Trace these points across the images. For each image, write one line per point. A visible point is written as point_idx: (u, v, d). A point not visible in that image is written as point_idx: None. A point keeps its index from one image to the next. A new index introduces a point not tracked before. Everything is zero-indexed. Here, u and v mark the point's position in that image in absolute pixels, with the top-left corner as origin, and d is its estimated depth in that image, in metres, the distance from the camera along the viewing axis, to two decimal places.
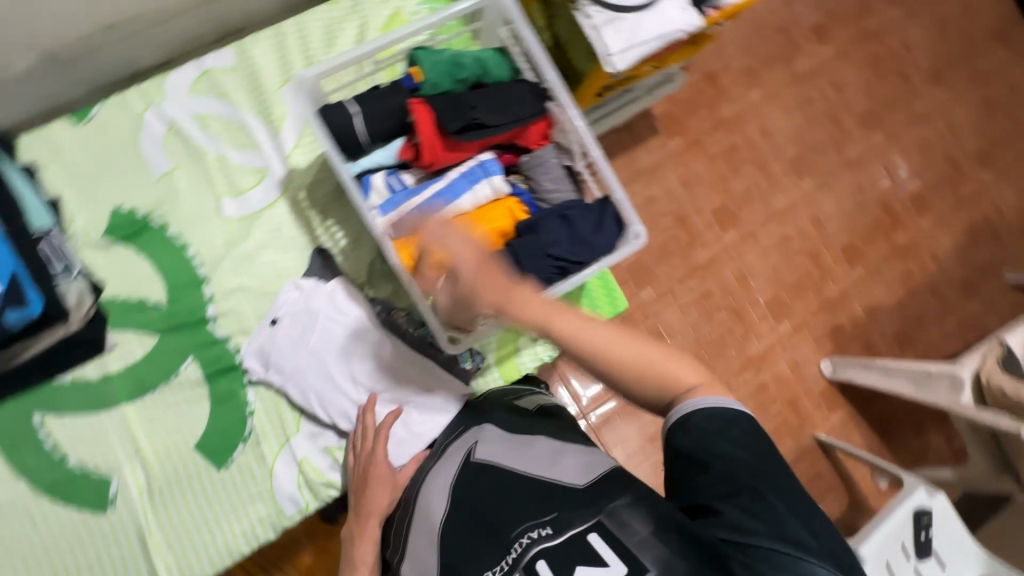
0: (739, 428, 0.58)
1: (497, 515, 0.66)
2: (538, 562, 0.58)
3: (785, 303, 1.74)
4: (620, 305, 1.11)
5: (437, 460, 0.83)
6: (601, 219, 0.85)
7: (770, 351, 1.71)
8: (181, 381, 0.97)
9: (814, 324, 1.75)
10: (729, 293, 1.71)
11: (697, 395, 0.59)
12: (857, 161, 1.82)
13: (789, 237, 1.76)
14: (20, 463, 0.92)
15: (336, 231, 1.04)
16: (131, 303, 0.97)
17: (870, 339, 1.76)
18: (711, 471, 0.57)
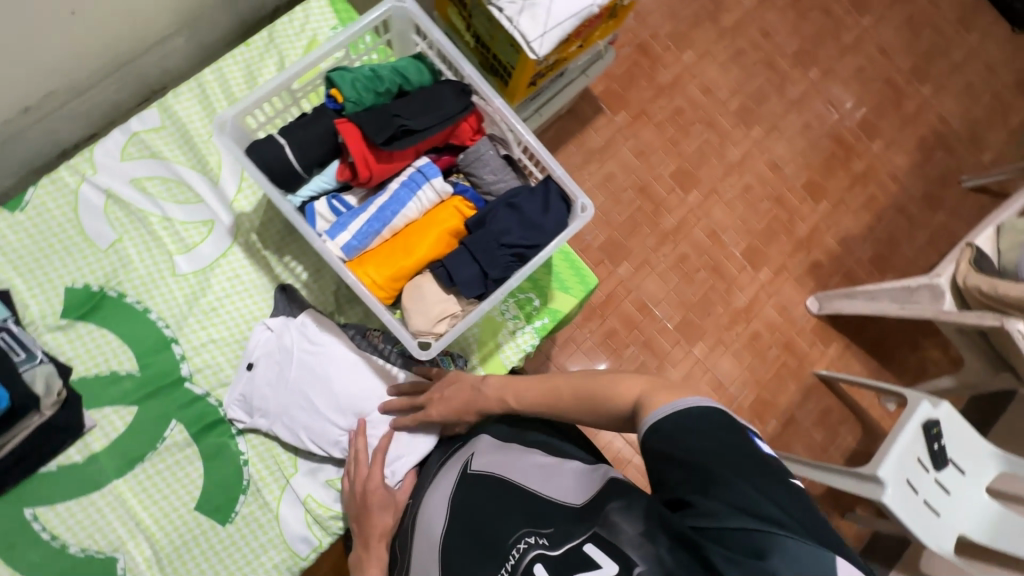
0: (705, 421, 0.56)
1: (494, 531, 0.67)
2: (535, 567, 0.60)
3: (759, 251, 1.75)
4: (591, 281, 1.11)
5: (433, 480, 0.83)
6: (547, 200, 0.86)
7: (755, 299, 1.72)
8: (169, 446, 0.96)
9: (792, 265, 1.77)
10: (703, 252, 1.72)
11: (647, 414, 0.60)
12: (799, 100, 1.86)
13: (749, 186, 1.79)
14: (19, 562, 0.89)
15: (296, 265, 1.04)
16: (103, 379, 0.95)
17: (848, 268, 1.79)
18: (680, 462, 0.55)
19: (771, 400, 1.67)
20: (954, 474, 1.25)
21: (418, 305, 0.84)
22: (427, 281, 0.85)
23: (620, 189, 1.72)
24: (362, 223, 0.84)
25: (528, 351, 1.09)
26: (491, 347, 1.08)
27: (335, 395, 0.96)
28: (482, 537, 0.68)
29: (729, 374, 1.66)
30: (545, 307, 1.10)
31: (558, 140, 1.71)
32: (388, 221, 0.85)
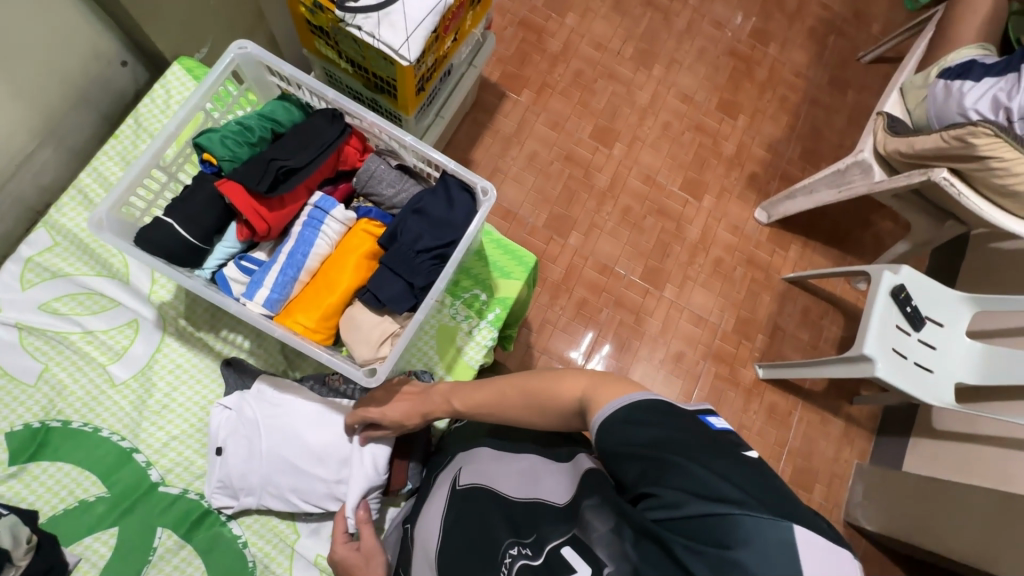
0: (649, 413, 0.57)
1: (484, 545, 0.68)
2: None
3: (696, 181, 1.78)
4: (526, 258, 1.10)
5: (418, 519, 0.81)
6: (450, 195, 0.86)
7: (706, 228, 1.75)
8: (162, 554, 0.92)
9: (731, 184, 1.80)
10: (644, 198, 1.75)
11: (595, 415, 0.60)
12: (687, 28, 1.89)
13: (667, 123, 1.82)
14: None
15: (235, 337, 1.03)
16: (72, 510, 0.91)
17: (783, 171, 1.82)
18: (632, 459, 0.55)
19: (751, 317, 1.69)
20: (933, 329, 1.28)
21: (357, 334, 0.83)
22: (359, 310, 0.84)
23: (546, 164, 1.72)
24: (276, 275, 0.83)
25: (490, 346, 1.09)
26: (452, 353, 1.08)
27: (308, 451, 0.94)
28: (474, 552, 0.69)
29: (704, 306, 1.68)
30: (493, 298, 1.10)
31: (474, 136, 1.71)
32: (301, 264, 0.84)
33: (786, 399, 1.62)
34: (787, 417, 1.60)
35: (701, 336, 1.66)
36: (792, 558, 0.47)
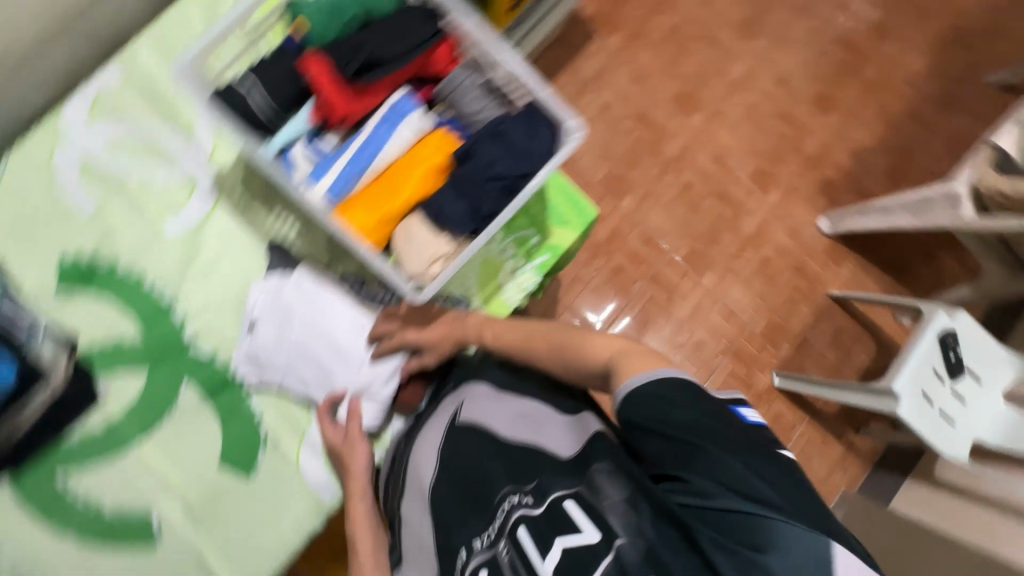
0: (688, 396, 0.55)
1: (482, 483, 0.67)
2: (519, 529, 0.59)
3: (767, 173, 1.68)
4: (589, 211, 1.07)
5: (413, 439, 0.80)
6: (534, 125, 0.81)
7: (764, 224, 1.66)
8: (183, 408, 0.98)
9: (802, 185, 1.69)
10: (709, 178, 1.66)
11: (625, 382, 0.57)
12: (804, 6, 1.74)
13: (755, 104, 1.69)
14: (59, 524, 0.93)
15: (286, 219, 1.02)
16: (108, 347, 0.97)
17: (862, 183, 1.70)
18: (661, 438, 0.54)
19: (783, 325, 1.64)
20: (969, 382, 1.24)
21: (410, 247, 0.81)
22: (416, 221, 0.81)
23: (617, 119, 1.63)
24: (343, 166, 0.81)
25: (530, 289, 1.07)
26: (492, 287, 1.06)
27: (333, 349, 0.95)
28: (470, 489, 0.68)
29: (739, 302, 1.63)
30: (544, 244, 1.07)
31: (550, 72, 1.62)
32: (369, 163, 0.82)
33: (795, 412, 1.60)
34: (789, 431, 1.58)
35: (728, 331, 1.62)
36: (817, 568, 0.47)
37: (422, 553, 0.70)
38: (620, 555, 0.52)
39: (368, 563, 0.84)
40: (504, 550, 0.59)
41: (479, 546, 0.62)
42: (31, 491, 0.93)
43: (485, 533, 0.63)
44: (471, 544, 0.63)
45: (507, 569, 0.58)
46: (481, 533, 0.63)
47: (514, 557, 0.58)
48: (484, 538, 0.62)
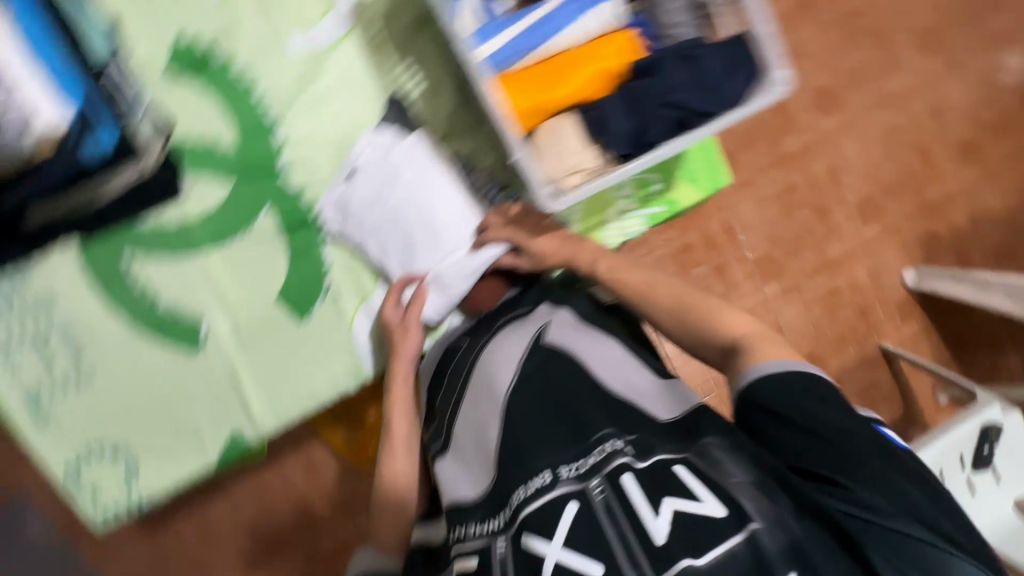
0: (833, 394, 0.52)
1: (572, 413, 0.60)
2: (624, 476, 0.52)
3: (878, 203, 1.51)
4: (722, 180, 1.01)
5: (489, 340, 0.74)
6: (736, 61, 0.70)
7: (851, 254, 1.52)
8: (258, 232, 0.95)
9: (908, 229, 1.53)
10: (816, 187, 1.50)
11: (756, 363, 0.54)
12: (995, 38, 1.52)
13: (898, 127, 1.50)
14: (114, 299, 0.94)
15: (413, 75, 0.94)
16: (202, 146, 0.92)
17: (967, 250, 1.54)
18: (805, 431, 0.50)
19: (820, 361, 1.52)
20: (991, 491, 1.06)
21: (554, 148, 0.74)
22: (568, 123, 0.74)
23: None
24: (512, 36, 0.73)
25: (631, 236, 1.01)
26: (597, 220, 0.99)
27: (424, 225, 0.90)
28: (555, 414, 0.61)
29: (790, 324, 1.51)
30: (664, 195, 1.01)
31: None
32: (541, 42, 0.73)
33: None
34: None
35: None
36: None
37: (478, 459, 0.64)
38: (753, 539, 0.46)
39: (401, 450, 0.79)
40: (599, 491, 0.52)
41: (564, 477, 0.54)
42: (96, 260, 0.92)
43: (575, 464, 0.55)
44: (556, 471, 0.55)
45: (601, 511, 0.51)
46: (569, 462, 0.55)
47: (614, 501, 0.50)
48: (573, 470, 0.54)
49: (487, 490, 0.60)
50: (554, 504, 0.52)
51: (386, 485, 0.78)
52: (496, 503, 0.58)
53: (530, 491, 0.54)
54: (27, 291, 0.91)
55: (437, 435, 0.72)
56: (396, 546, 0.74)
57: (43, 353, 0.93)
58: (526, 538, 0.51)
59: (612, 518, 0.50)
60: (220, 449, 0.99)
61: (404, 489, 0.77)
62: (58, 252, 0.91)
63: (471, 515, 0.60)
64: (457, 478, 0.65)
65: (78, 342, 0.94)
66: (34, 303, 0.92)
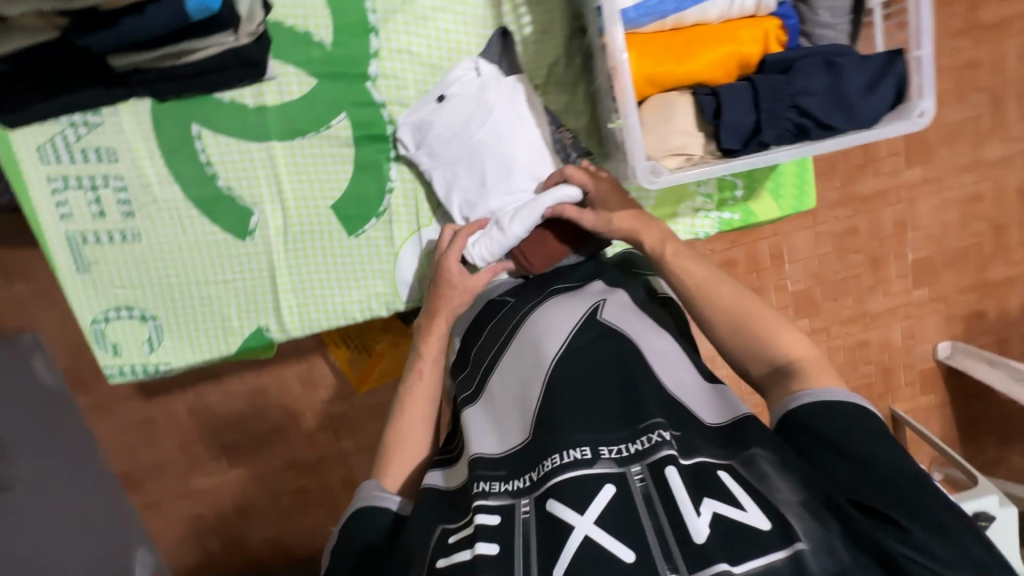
0: (882, 430, 0.54)
1: (619, 395, 0.59)
2: (668, 468, 0.50)
3: (934, 268, 1.45)
4: (806, 204, 0.96)
5: (542, 302, 0.73)
6: (879, 79, 0.66)
7: (890, 312, 1.47)
8: (330, 135, 0.92)
9: (956, 302, 1.48)
10: (877, 238, 1.42)
11: (804, 391, 0.57)
12: None
13: (979, 196, 1.40)
14: (175, 166, 0.92)
15: (523, 13, 0.88)
16: (297, 34, 0.89)
17: (1007, 336, 1.50)
18: (855, 461, 0.51)
19: None
20: None
21: (660, 125, 0.70)
22: (683, 102, 0.69)
23: None
24: None
25: (697, 237, 0.97)
26: (666, 211, 0.96)
27: (502, 168, 0.86)
28: (600, 392, 0.60)
29: None
30: (742, 203, 0.96)
31: None
32: (680, 7, 0.68)
33: None
34: None
35: None
36: None
37: (514, 415, 0.63)
38: (798, 558, 0.45)
39: (425, 392, 0.76)
40: (638, 478, 0.51)
41: (603, 455, 0.53)
42: (165, 123, 0.91)
43: (618, 446, 0.54)
44: (596, 448, 0.54)
45: (638, 497, 0.50)
46: (610, 442, 0.54)
47: (653, 490, 0.50)
48: (614, 451, 0.53)
49: (517, 448, 0.59)
50: (591, 480, 0.51)
51: (403, 422, 0.74)
52: (526, 463, 0.57)
53: (564, 460, 0.53)
54: (92, 137, 0.90)
55: (468, 382, 0.71)
56: (401, 489, 0.70)
57: (95, 203, 0.93)
58: (551, 506, 0.51)
59: (649, 508, 0.49)
60: (243, 339, 1.00)
61: (420, 431, 0.73)
62: (129, 106, 0.90)
63: (495, 470, 0.58)
64: (479, 430, 0.64)
65: (131, 201, 0.93)
66: (96, 151, 0.91)
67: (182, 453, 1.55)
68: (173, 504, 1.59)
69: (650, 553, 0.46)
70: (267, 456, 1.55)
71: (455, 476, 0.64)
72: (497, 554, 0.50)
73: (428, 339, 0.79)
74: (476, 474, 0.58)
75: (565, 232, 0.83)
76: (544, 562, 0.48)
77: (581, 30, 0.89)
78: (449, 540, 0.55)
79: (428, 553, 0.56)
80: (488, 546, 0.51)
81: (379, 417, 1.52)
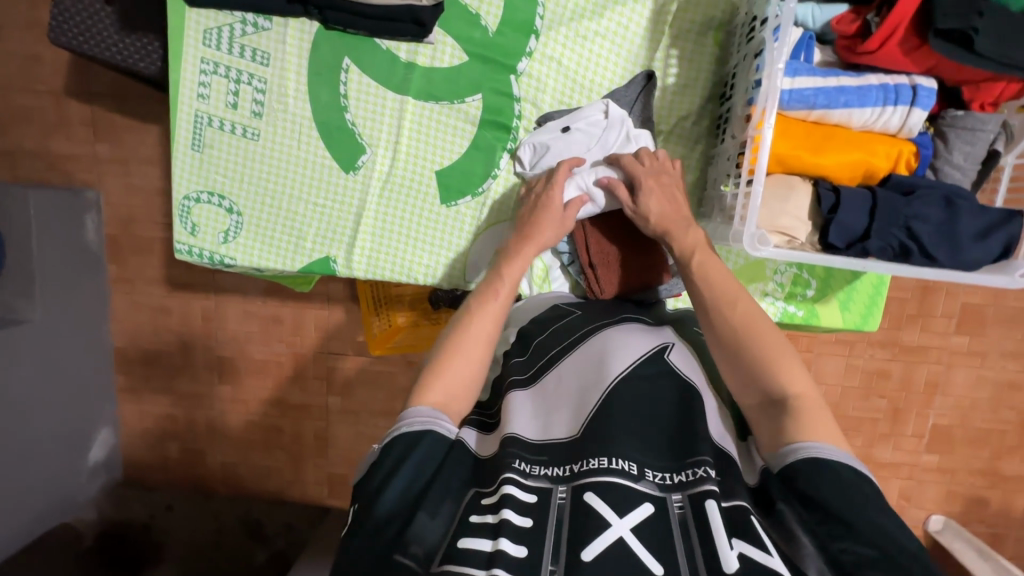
0: (876, 495, 0.55)
1: (671, 428, 0.62)
2: (708, 500, 0.54)
3: (951, 439, 1.45)
4: (869, 324, 0.98)
5: (612, 323, 0.78)
6: (991, 230, 0.69)
7: (894, 465, 1.47)
8: (462, 110, 0.98)
9: (962, 479, 1.47)
10: (905, 390, 1.43)
11: (809, 445, 0.58)
12: None
13: (1016, 386, 1.41)
14: (316, 89, 0.99)
15: (672, 64, 0.94)
16: (466, 14, 0.95)
17: (1001, 532, 1.48)
18: (853, 528, 0.53)
19: None
20: None
21: (776, 205, 0.73)
22: (803, 188, 0.73)
23: None
24: (807, 85, 0.71)
25: None
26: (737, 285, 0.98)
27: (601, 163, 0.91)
28: (650, 420, 0.63)
29: None
30: (810, 303, 0.99)
31: None
32: (830, 106, 0.71)
33: None
34: None
35: None
36: None
37: (567, 412, 0.66)
38: None
39: (496, 308, 0.77)
40: (678, 505, 0.55)
41: (648, 477, 0.57)
42: (322, 48, 0.97)
43: (662, 473, 0.58)
44: (642, 468, 0.58)
45: (675, 522, 0.54)
46: (657, 468, 0.58)
47: (690, 518, 0.54)
48: (659, 477, 0.57)
49: (567, 439, 0.63)
50: (633, 494, 0.55)
51: (468, 331, 0.73)
52: (569, 455, 0.61)
53: (610, 466, 0.57)
54: (254, 37, 0.98)
55: (525, 367, 0.76)
56: (446, 411, 0.67)
57: (233, 94, 1.00)
58: (588, 498, 0.55)
59: (683, 533, 0.53)
60: (308, 262, 1.04)
61: (482, 346, 0.73)
62: (297, 22, 0.97)
63: (536, 455, 0.62)
64: (522, 415, 0.67)
65: (264, 103, 1.00)
66: (253, 51, 0.98)
67: (181, 351, 1.58)
68: (152, 397, 1.61)
69: (677, 572, 0.50)
70: (258, 385, 1.57)
71: (485, 446, 0.66)
72: (530, 527, 0.55)
73: (513, 260, 0.82)
74: (511, 451, 0.62)
75: (635, 269, 0.93)
76: (574, 545, 0.53)
77: (720, 96, 0.95)
78: (480, 501, 0.59)
79: (457, 508, 0.59)
80: (524, 518, 0.56)
81: (376, 385, 1.54)
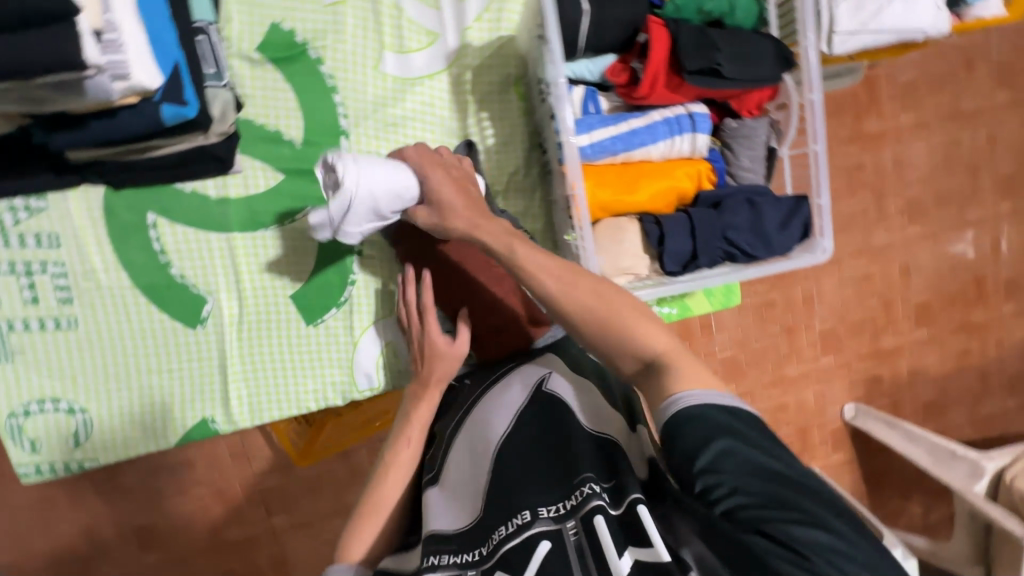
0: (740, 422, 0.54)
1: (556, 455, 0.63)
2: (596, 518, 0.54)
3: (837, 337, 1.62)
4: (734, 299, 1.08)
5: (494, 382, 0.76)
6: (790, 218, 0.78)
7: (804, 376, 1.61)
8: (294, 228, 0.94)
9: (857, 369, 1.65)
10: (790, 310, 1.57)
11: (677, 401, 0.55)
12: (973, 224, 1.64)
13: (869, 276, 1.61)
14: (124, 253, 0.90)
15: (486, 126, 0.96)
16: (267, 133, 0.90)
17: (900, 398, 1.69)
18: (726, 468, 0.50)
19: None
20: None
21: (615, 247, 0.77)
22: (632, 228, 0.78)
23: None
24: (604, 136, 0.76)
25: None
26: None
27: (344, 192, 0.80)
28: (546, 448, 0.64)
29: None
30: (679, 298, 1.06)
31: None
32: (629, 148, 0.77)
33: None
34: None
35: None
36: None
37: (469, 494, 0.66)
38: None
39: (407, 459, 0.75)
40: (573, 532, 0.55)
41: (542, 515, 0.58)
42: (119, 209, 0.88)
43: (554, 504, 0.58)
44: (535, 510, 0.58)
45: (572, 550, 0.54)
46: (548, 503, 0.59)
47: (585, 544, 0.54)
48: (552, 510, 0.58)
49: (467, 526, 0.62)
50: (529, 544, 0.56)
51: (383, 492, 0.73)
52: (477, 538, 0.60)
53: (509, 530, 0.58)
54: (33, 221, 0.86)
55: (432, 462, 0.74)
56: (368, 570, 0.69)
57: (29, 288, 0.88)
58: None
59: (581, 561, 0.53)
60: (184, 432, 0.95)
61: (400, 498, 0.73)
62: (78, 193, 0.87)
63: (445, 544, 0.62)
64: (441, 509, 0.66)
65: (71, 287, 0.89)
66: (40, 236, 0.87)
67: (86, 541, 1.29)
68: None
69: None
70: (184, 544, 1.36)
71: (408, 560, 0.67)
72: None
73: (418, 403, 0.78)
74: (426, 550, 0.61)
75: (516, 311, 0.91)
76: None
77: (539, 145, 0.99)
78: None
79: None
80: None
81: (319, 491, 1.37)
